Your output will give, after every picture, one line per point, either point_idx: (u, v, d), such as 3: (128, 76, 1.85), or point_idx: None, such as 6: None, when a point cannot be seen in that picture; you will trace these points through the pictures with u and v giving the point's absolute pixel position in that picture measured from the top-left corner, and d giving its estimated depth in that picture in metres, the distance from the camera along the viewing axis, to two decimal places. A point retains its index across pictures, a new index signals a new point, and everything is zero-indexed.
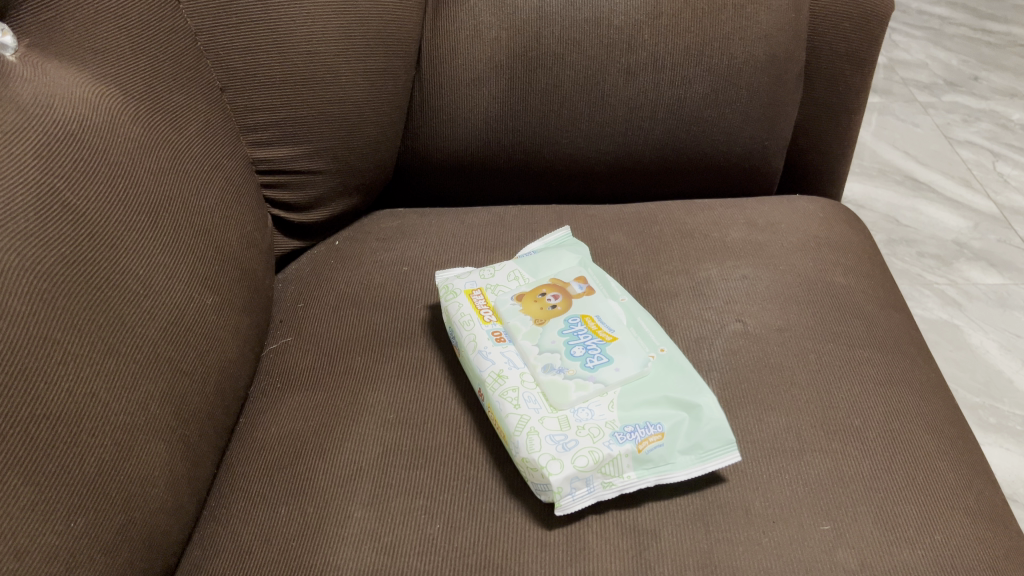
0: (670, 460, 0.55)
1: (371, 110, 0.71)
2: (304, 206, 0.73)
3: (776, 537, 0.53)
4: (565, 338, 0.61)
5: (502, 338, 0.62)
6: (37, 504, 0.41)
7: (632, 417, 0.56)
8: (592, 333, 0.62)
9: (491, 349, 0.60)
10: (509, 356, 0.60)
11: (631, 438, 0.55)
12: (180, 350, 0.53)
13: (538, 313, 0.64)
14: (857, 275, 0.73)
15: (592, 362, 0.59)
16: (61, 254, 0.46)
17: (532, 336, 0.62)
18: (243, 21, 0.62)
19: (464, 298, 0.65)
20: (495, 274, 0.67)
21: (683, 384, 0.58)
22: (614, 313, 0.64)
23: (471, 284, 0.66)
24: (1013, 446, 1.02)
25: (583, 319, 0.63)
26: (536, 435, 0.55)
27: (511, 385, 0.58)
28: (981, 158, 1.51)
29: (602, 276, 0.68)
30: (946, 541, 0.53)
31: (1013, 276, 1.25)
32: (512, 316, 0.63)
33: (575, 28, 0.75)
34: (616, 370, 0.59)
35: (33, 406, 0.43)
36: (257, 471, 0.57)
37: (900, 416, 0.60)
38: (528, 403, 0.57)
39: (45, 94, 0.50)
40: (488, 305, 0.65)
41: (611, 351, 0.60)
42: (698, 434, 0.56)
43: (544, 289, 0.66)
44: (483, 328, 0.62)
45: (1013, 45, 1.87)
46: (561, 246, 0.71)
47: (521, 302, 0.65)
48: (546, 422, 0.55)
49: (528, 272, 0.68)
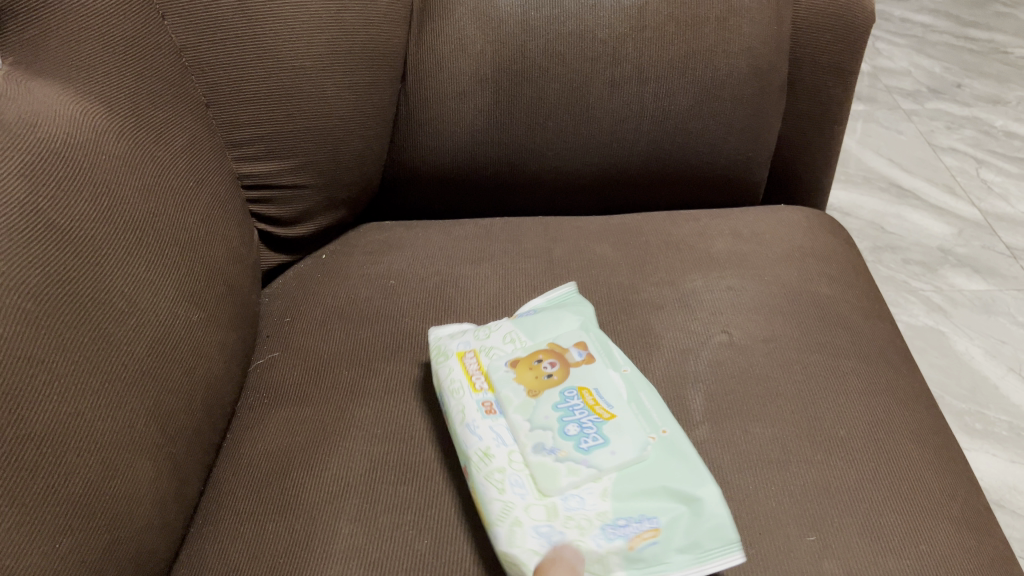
0: (668, 560, 0.50)
1: (357, 124, 0.72)
2: (290, 221, 0.74)
3: (762, 549, 0.53)
4: (560, 415, 0.57)
5: (493, 410, 0.58)
6: (23, 524, 0.41)
7: (626, 510, 0.51)
8: (589, 410, 0.57)
9: (479, 424, 0.57)
10: (499, 431, 0.56)
11: (623, 534, 0.50)
12: (165, 367, 0.53)
13: (533, 383, 0.59)
14: (842, 285, 0.73)
15: (586, 443, 0.55)
16: (45, 273, 0.46)
17: (525, 409, 0.57)
18: (228, 37, 0.62)
19: (455, 362, 0.61)
20: (490, 334, 0.63)
21: (685, 473, 0.53)
22: (615, 385, 0.59)
23: (464, 346, 0.63)
24: (999, 452, 1.03)
25: (579, 392, 0.59)
26: (518, 525, 0.51)
27: (497, 467, 0.54)
28: (964, 165, 1.52)
29: (603, 341, 0.63)
30: (931, 551, 0.53)
31: (997, 283, 1.26)
32: (504, 384, 0.59)
33: (559, 42, 0.75)
34: (611, 453, 0.54)
35: (17, 427, 0.42)
36: (243, 488, 0.57)
37: (885, 425, 0.61)
38: (514, 488, 0.53)
39: (28, 113, 0.49)
40: (479, 371, 0.60)
41: (608, 431, 0.56)
42: (700, 533, 0.51)
43: (539, 354, 0.61)
44: (472, 397, 0.59)
45: (995, 52, 1.88)
46: (560, 304, 0.66)
47: (513, 368, 0.60)
48: (532, 510, 0.52)
49: (526, 334, 0.63)
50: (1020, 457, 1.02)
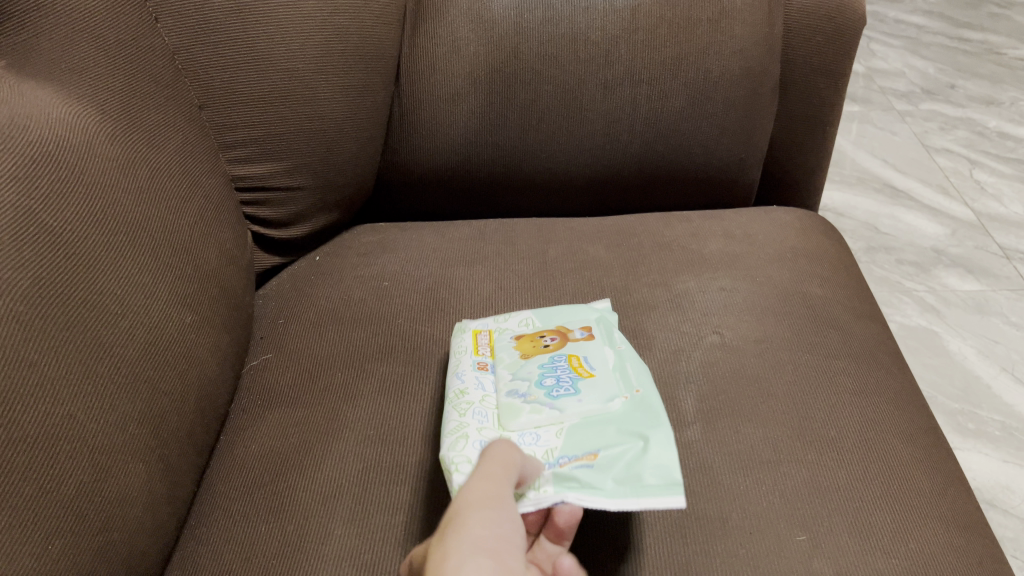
0: (603, 485, 0.51)
1: (350, 126, 0.72)
2: (283, 222, 0.74)
3: (753, 548, 0.53)
4: (542, 371, 0.60)
5: (485, 368, 0.62)
6: (15, 526, 0.41)
7: (573, 447, 0.54)
8: (571, 370, 0.60)
9: (467, 372, 0.61)
10: (485, 381, 0.60)
11: (559, 460, 0.53)
12: (158, 368, 0.53)
13: (529, 350, 0.63)
14: (834, 286, 0.74)
15: (559, 393, 0.58)
16: (38, 276, 0.47)
17: (514, 365, 0.61)
18: (221, 40, 0.62)
19: (468, 334, 0.65)
20: (509, 318, 0.66)
21: (646, 429, 0.55)
22: (606, 355, 0.62)
23: (481, 325, 0.66)
24: (992, 452, 1.03)
25: (569, 357, 0.62)
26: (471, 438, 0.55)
27: (472, 400, 0.58)
28: (958, 166, 1.53)
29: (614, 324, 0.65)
30: (921, 550, 0.54)
31: (990, 283, 1.27)
32: (502, 348, 0.63)
33: (552, 44, 0.76)
34: (578, 403, 0.57)
35: (9, 429, 0.42)
36: (236, 489, 0.58)
37: (876, 426, 0.61)
38: (478, 416, 0.57)
39: (21, 115, 0.49)
40: (487, 338, 0.64)
41: (582, 386, 0.59)
42: (641, 468, 0.52)
43: (547, 330, 0.65)
44: (470, 358, 0.63)
45: (989, 53, 1.89)
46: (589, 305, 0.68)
47: (519, 338, 0.64)
48: (488, 433, 0.56)
49: (540, 318, 0.66)
50: (1013, 457, 1.02)
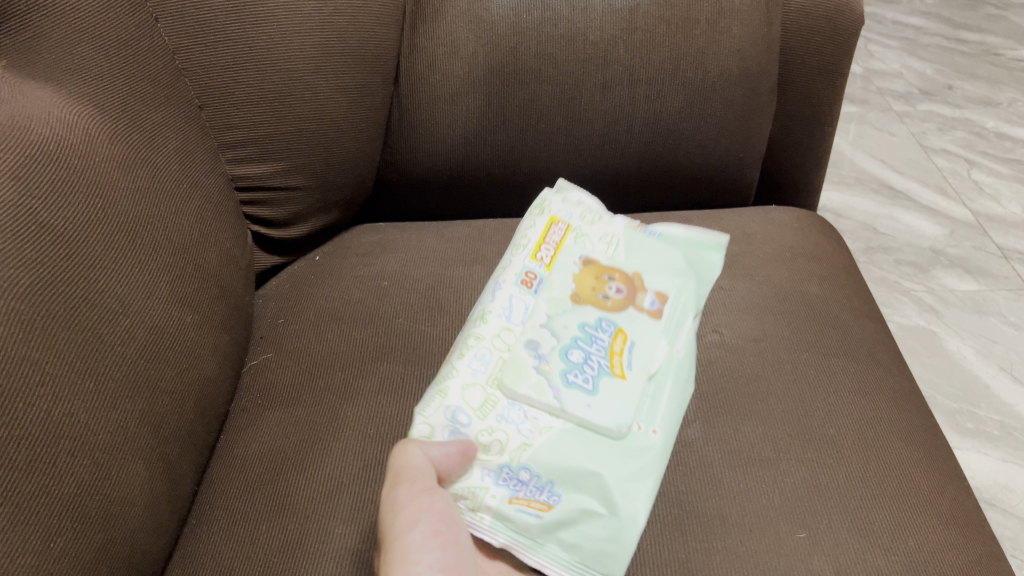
0: (537, 541, 0.53)
1: (349, 126, 0.72)
2: (282, 222, 0.74)
3: (753, 546, 0.53)
4: (577, 335, 0.60)
5: (531, 282, 0.64)
6: (17, 523, 0.41)
7: (543, 471, 0.54)
8: (606, 356, 0.60)
9: (507, 293, 0.63)
10: (520, 305, 0.62)
11: (514, 488, 0.53)
12: (158, 369, 0.54)
13: (582, 293, 0.64)
14: (832, 285, 0.74)
15: (577, 379, 0.58)
16: (38, 275, 0.46)
17: (561, 308, 0.62)
18: (220, 40, 0.62)
19: (543, 224, 0.68)
20: (593, 224, 0.69)
21: (632, 492, 0.54)
22: (657, 353, 0.62)
23: (564, 217, 0.69)
24: (991, 451, 1.03)
25: (617, 330, 0.62)
26: (444, 402, 0.56)
27: (495, 335, 0.60)
28: (956, 166, 1.53)
29: (688, 309, 0.66)
30: (919, 548, 0.54)
31: (988, 283, 1.27)
32: (562, 274, 0.65)
33: (550, 43, 0.75)
34: (587, 408, 0.56)
35: (10, 427, 0.42)
36: (237, 488, 0.58)
37: (875, 424, 0.61)
38: (477, 363, 0.58)
39: (21, 116, 0.49)
40: (557, 239, 0.67)
41: (603, 386, 0.58)
42: (587, 543, 0.53)
43: (619, 273, 0.66)
44: (527, 265, 0.65)
45: (986, 53, 1.89)
46: (680, 262, 0.69)
47: (584, 271, 0.65)
48: (472, 396, 0.56)
49: (622, 251, 0.68)
50: (1011, 456, 1.03)
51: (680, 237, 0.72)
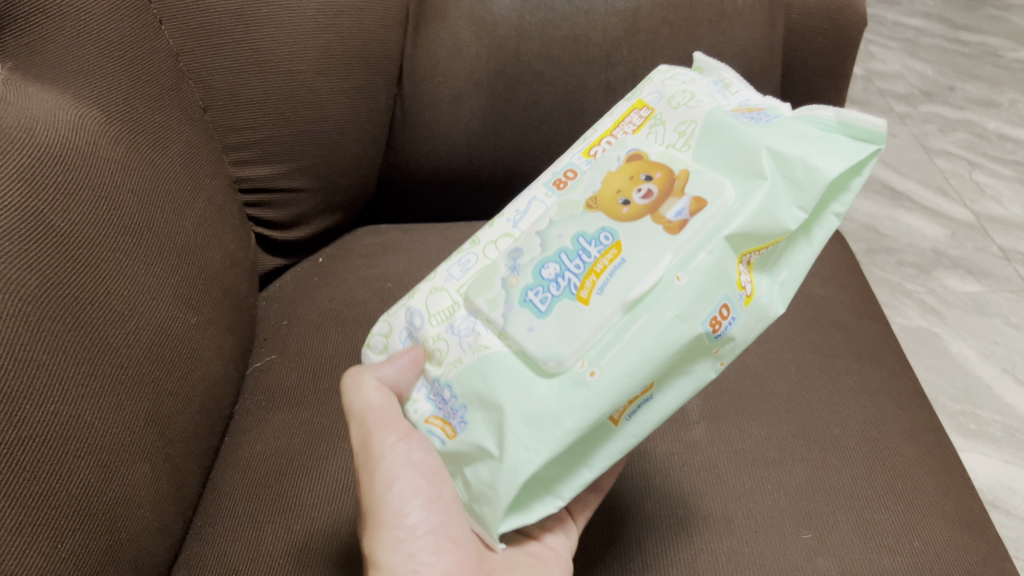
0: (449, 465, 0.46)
1: (355, 127, 0.73)
2: (287, 223, 0.75)
3: (758, 547, 0.53)
4: (570, 240, 0.43)
5: (563, 184, 0.47)
6: (23, 524, 0.41)
7: (463, 397, 0.43)
8: (588, 267, 0.42)
9: (542, 195, 0.48)
10: (537, 210, 0.48)
11: (439, 407, 0.45)
12: (163, 371, 0.54)
13: (606, 196, 0.44)
14: (835, 285, 0.74)
15: (534, 298, 0.42)
16: (45, 277, 0.46)
17: (572, 211, 0.44)
18: (225, 42, 0.62)
19: (629, 111, 0.49)
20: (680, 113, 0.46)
21: (529, 439, 0.41)
22: (651, 270, 0.41)
23: (653, 106, 0.48)
24: (993, 452, 1.03)
25: (615, 244, 0.42)
26: (409, 302, 0.48)
27: (492, 242, 0.47)
28: (958, 167, 1.53)
29: (746, 229, 0.41)
30: (924, 548, 0.54)
31: (990, 284, 1.27)
32: (597, 168, 0.46)
33: (553, 45, 0.75)
34: (527, 334, 0.42)
35: (18, 428, 0.42)
36: (241, 490, 0.58)
37: (879, 424, 0.61)
38: (458, 269, 0.47)
39: (26, 118, 0.48)
40: (630, 130, 0.48)
41: (559, 309, 0.42)
42: (477, 484, 0.43)
43: (663, 169, 0.44)
44: (580, 157, 0.48)
45: (987, 55, 1.90)
46: (805, 139, 0.42)
47: (623, 166, 0.45)
48: (436, 301, 0.46)
49: (698, 146, 0.44)
50: (1014, 457, 1.03)
51: (826, 125, 0.42)
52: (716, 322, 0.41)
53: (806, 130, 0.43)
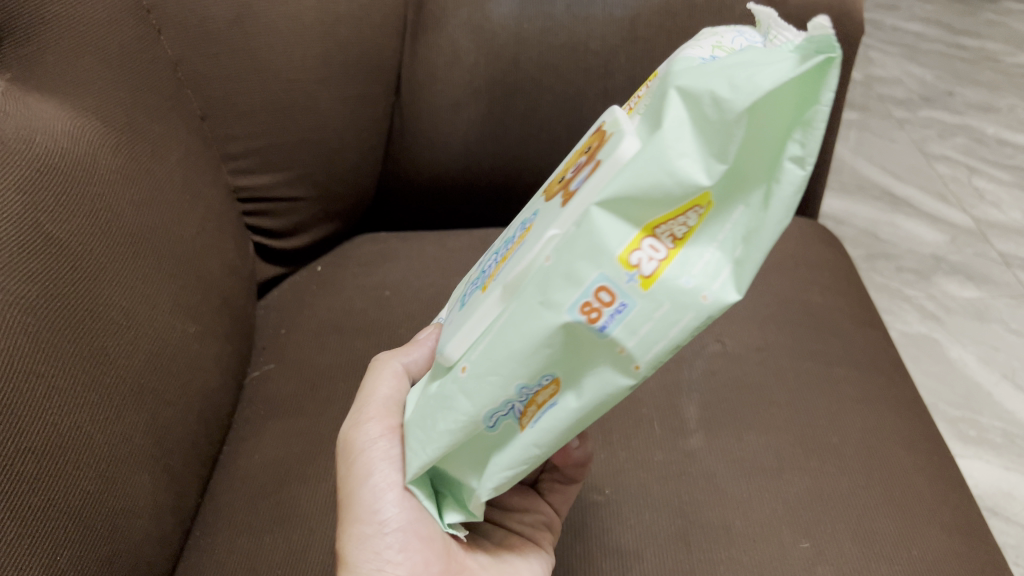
0: None
1: (353, 135, 0.73)
2: (286, 232, 0.75)
3: (756, 556, 0.53)
4: (519, 233, 0.38)
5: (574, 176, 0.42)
6: (25, 537, 0.41)
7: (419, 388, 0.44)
8: (509, 255, 0.36)
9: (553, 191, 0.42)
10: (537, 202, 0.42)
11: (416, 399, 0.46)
12: (161, 381, 0.54)
13: (560, 181, 0.36)
14: (834, 293, 0.74)
15: (475, 293, 0.39)
16: (44, 288, 0.46)
17: (541, 200, 0.38)
18: (223, 51, 0.62)
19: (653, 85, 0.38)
20: (669, 65, 0.34)
21: (416, 435, 0.37)
22: (530, 253, 0.31)
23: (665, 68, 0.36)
24: (993, 459, 1.03)
25: (534, 227, 0.35)
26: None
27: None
28: (957, 173, 1.53)
29: (624, 193, 0.27)
30: (923, 557, 0.54)
31: (990, 290, 1.27)
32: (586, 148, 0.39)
33: (552, 53, 0.75)
34: (450, 326, 0.39)
35: (18, 440, 0.42)
36: (240, 499, 0.58)
37: (878, 433, 0.61)
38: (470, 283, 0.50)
39: (27, 128, 0.48)
40: (631, 108, 0.36)
41: (471, 306, 0.36)
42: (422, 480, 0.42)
43: (600, 137, 0.33)
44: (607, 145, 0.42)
45: (986, 60, 1.90)
46: (741, 62, 0.26)
47: (589, 141, 0.36)
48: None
49: (647, 99, 0.32)
50: (1014, 464, 1.03)
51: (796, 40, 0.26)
52: (594, 311, 0.29)
53: (750, 52, 0.27)
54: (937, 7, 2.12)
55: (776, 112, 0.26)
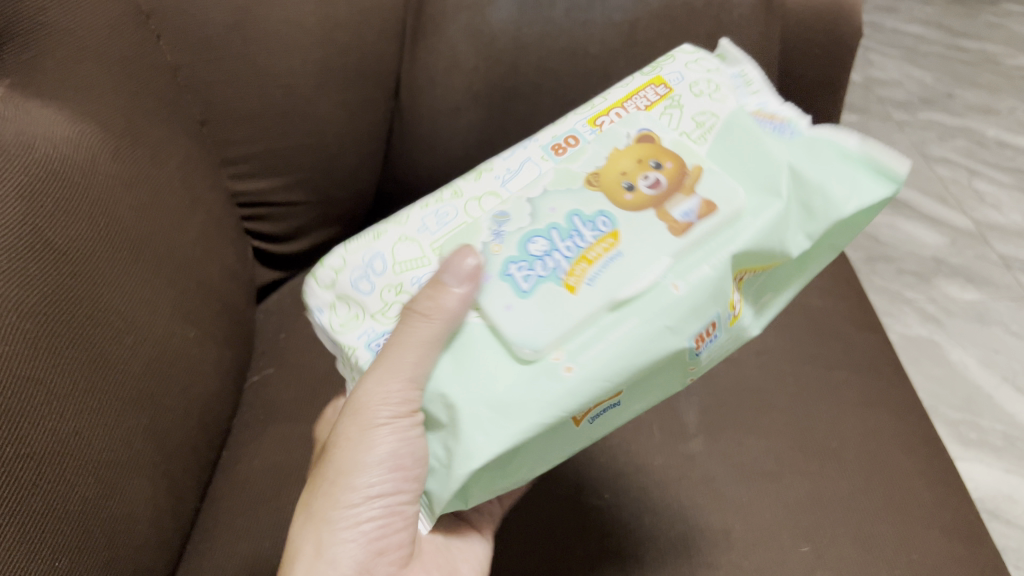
0: None
1: (352, 139, 0.73)
2: (284, 236, 0.76)
3: (756, 561, 0.53)
4: (569, 224, 0.42)
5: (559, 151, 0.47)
6: (24, 543, 0.41)
7: None
8: (583, 257, 0.41)
9: (539, 161, 0.47)
10: (530, 172, 0.46)
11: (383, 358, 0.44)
12: (161, 387, 0.54)
13: (612, 188, 0.43)
14: (834, 296, 0.74)
15: (516, 274, 0.41)
16: (43, 294, 0.46)
17: (569, 183, 0.43)
18: (222, 56, 0.63)
19: (642, 83, 0.48)
20: (683, 104, 0.46)
21: (489, 425, 0.39)
22: (646, 274, 0.40)
23: (673, 82, 0.47)
24: (993, 461, 1.03)
25: (611, 232, 0.42)
26: (372, 243, 0.46)
27: (475, 198, 0.46)
28: (957, 175, 1.53)
29: (753, 250, 0.41)
30: (923, 561, 0.54)
31: (990, 292, 1.27)
32: (603, 141, 0.45)
33: (551, 57, 0.75)
34: (503, 311, 0.40)
35: (17, 446, 0.42)
36: (240, 504, 0.58)
37: (878, 437, 0.61)
38: (434, 220, 0.46)
39: (25, 135, 0.48)
40: (643, 105, 0.47)
41: (552, 299, 0.40)
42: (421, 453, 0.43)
43: (673, 159, 0.43)
44: (577, 117, 0.48)
45: (986, 62, 1.90)
46: (835, 170, 0.42)
47: (631, 146, 0.44)
48: (404, 250, 0.45)
49: (700, 142, 0.44)
50: (1014, 466, 1.03)
51: (846, 152, 0.43)
52: (702, 340, 0.41)
53: (824, 151, 0.43)
54: (938, 9, 2.12)
55: (846, 216, 0.42)
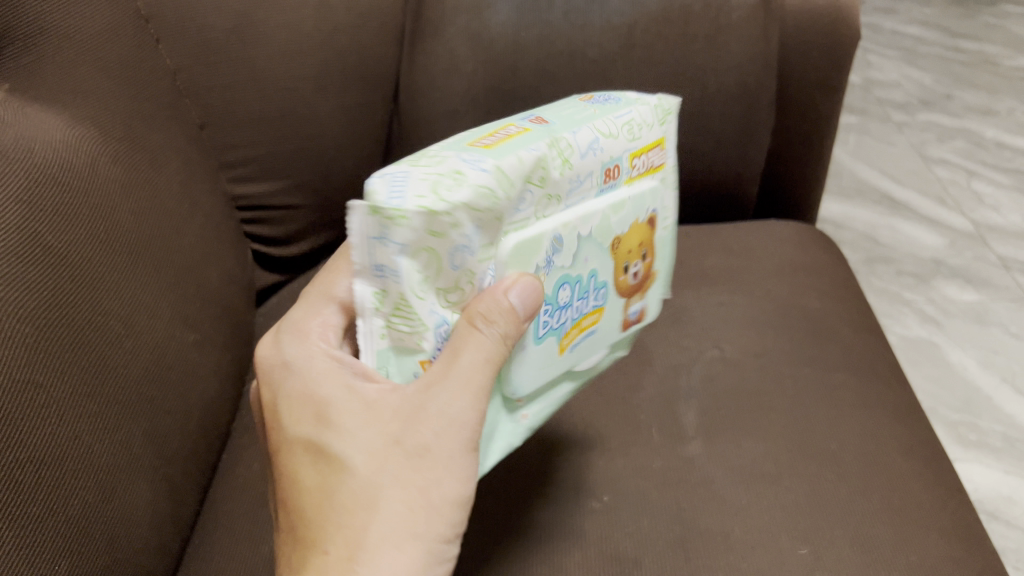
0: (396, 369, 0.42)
1: (351, 143, 0.73)
2: (284, 240, 0.75)
3: (754, 563, 0.53)
4: (585, 282, 0.45)
5: (610, 174, 0.44)
6: (23, 548, 0.41)
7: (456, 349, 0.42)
8: (574, 324, 0.45)
9: (594, 177, 0.43)
10: (585, 189, 0.43)
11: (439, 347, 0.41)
12: (161, 390, 0.54)
13: (626, 251, 0.46)
14: (833, 299, 0.74)
15: (540, 325, 0.43)
16: (43, 298, 0.46)
17: (604, 234, 0.45)
18: (221, 60, 0.63)
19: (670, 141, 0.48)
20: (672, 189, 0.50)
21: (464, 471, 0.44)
22: (596, 357, 0.48)
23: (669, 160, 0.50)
24: (992, 463, 1.03)
25: (598, 307, 0.46)
26: (460, 184, 0.37)
27: (550, 197, 0.41)
28: (956, 176, 1.53)
29: None
30: (922, 563, 0.54)
31: (989, 293, 1.27)
32: (642, 199, 0.46)
33: (550, 61, 0.75)
34: (519, 357, 0.43)
35: (17, 450, 0.42)
36: (239, 507, 0.58)
37: (876, 439, 0.61)
38: (524, 203, 0.40)
39: (26, 139, 0.48)
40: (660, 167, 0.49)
41: (544, 367, 0.45)
42: None
43: (653, 255, 0.49)
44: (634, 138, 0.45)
45: (985, 63, 1.90)
46: None
47: (647, 221, 0.47)
48: (491, 231, 0.39)
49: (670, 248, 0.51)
50: (1014, 468, 1.03)
51: None
52: None
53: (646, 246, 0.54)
54: (937, 11, 2.12)
55: None
